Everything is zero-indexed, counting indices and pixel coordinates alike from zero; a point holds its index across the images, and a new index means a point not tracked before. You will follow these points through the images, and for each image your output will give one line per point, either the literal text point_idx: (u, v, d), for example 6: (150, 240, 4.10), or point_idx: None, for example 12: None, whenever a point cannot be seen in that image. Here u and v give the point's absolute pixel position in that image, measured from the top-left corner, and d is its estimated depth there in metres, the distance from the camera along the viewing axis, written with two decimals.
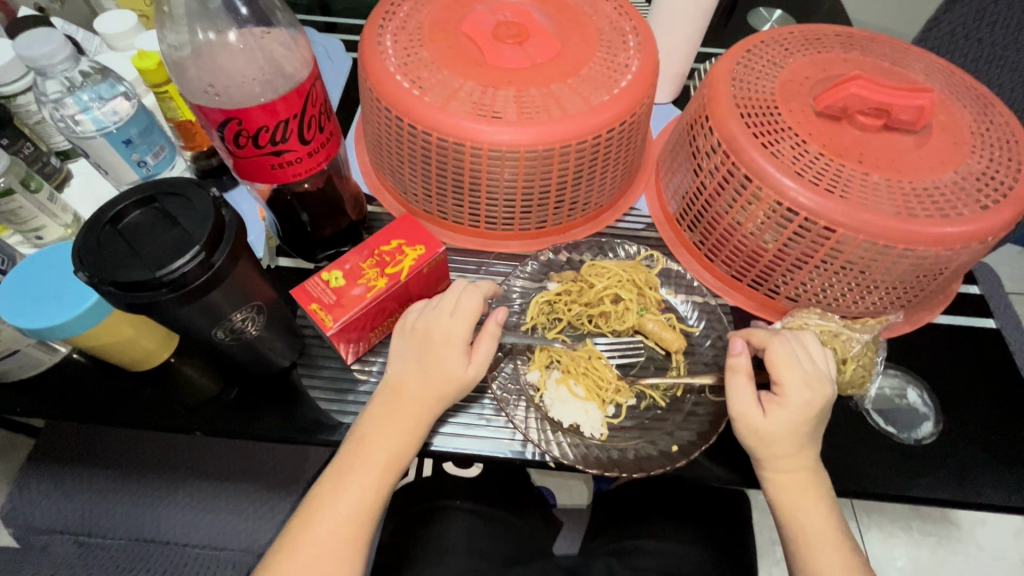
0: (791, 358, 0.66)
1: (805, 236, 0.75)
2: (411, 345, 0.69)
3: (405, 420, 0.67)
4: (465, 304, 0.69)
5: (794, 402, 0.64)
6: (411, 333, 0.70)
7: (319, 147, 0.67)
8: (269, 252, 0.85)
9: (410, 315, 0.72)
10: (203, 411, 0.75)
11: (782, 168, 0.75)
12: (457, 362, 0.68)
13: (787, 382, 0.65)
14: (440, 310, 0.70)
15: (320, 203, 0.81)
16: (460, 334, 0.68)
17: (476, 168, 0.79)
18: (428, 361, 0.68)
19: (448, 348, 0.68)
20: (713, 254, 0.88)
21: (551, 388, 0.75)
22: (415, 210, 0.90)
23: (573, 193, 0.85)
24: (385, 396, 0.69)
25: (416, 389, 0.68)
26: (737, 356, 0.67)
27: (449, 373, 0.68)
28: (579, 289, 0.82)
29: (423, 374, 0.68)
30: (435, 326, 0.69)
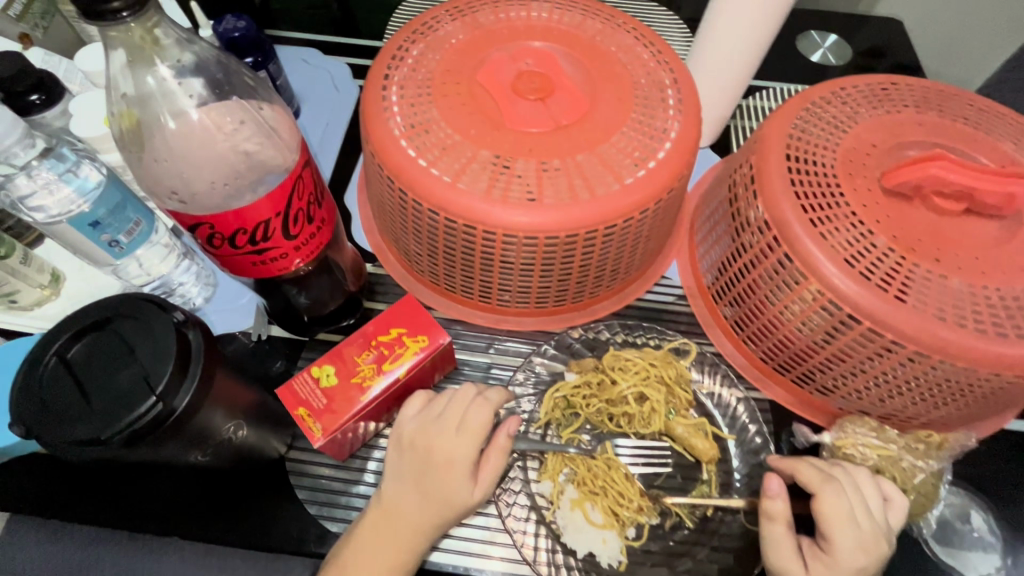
0: (845, 514, 0.59)
1: (866, 345, 0.65)
2: (409, 462, 0.62)
3: (398, 545, 0.60)
4: (471, 420, 0.62)
5: (845, 564, 0.58)
6: (410, 448, 0.63)
7: (309, 236, 0.59)
8: (259, 322, 0.79)
9: (407, 425, 0.64)
10: (186, 514, 0.68)
11: (844, 269, 0.64)
12: (461, 486, 0.61)
13: (838, 541, 0.59)
14: (443, 425, 0.62)
15: (318, 282, 0.72)
16: (466, 456, 0.61)
17: (488, 248, 0.69)
18: (429, 483, 0.61)
19: (451, 472, 0.61)
20: (752, 342, 0.77)
21: (565, 506, 0.68)
22: (419, 277, 0.81)
23: (598, 274, 0.75)
24: (376, 517, 0.62)
25: (414, 512, 0.61)
26: (772, 501, 0.61)
27: (452, 498, 0.61)
28: (601, 383, 0.75)
29: (422, 499, 0.61)
30: (437, 444, 0.61)
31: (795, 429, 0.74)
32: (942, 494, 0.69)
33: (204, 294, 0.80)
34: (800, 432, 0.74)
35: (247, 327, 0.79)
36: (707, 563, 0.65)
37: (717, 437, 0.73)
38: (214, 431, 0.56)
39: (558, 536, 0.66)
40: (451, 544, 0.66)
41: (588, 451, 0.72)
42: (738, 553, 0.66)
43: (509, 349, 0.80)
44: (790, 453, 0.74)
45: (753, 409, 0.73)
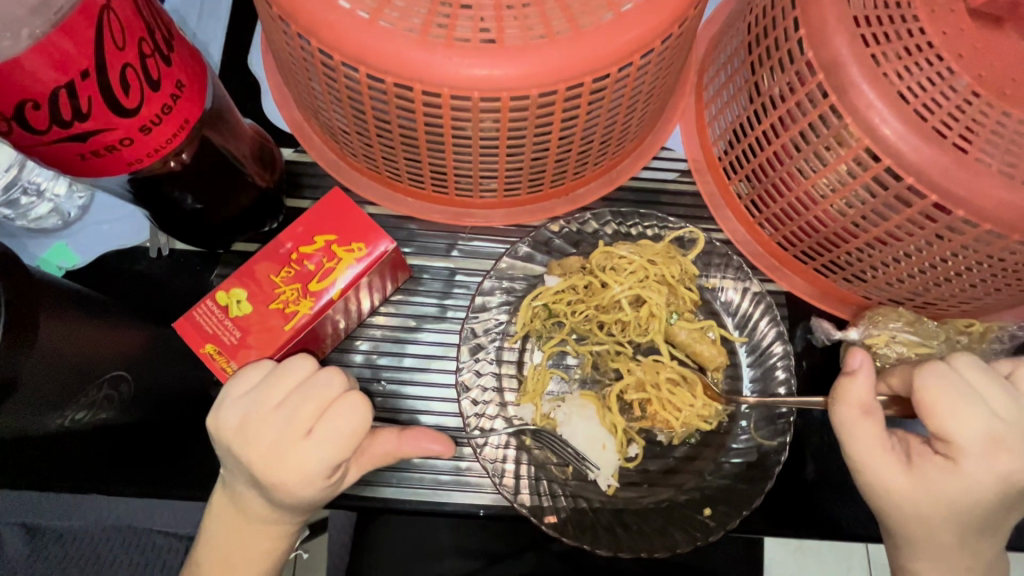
0: (965, 402, 0.46)
1: (922, 225, 0.51)
2: (243, 473, 0.46)
3: (252, 552, 0.49)
4: (325, 433, 0.44)
5: (969, 470, 0.46)
6: (237, 460, 0.45)
7: (162, 111, 0.40)
8: (155, 235, 0.63)
9: (229, 425, 0.46)
10: (97, 471, 0.56)
11: (914, 124, 0.48)
12: (318, 496, 0.46)
13: (960, 437, 0.46)
14: (283, 436, 0.44)
15: (211, 177, 0.54)
16: (317, 478, 0.44)
17: (433, 120, 0.50)
18: (272, 501, 0.46)
19: (306, 490, 0.45)
20: (771, 225, 0.63)
21: (558, 415, 0.60)
22: (353, 162, 0.62)
23: (584, 149, 0.57)
24: (219, 519, 0.49)
25: (264, 519, 0.48)
26: (857, 386, 0.49)
27: (308, 505, 0.47)
28: (589, 287, 0.63)
29: (276, 507, 0.47)
30: (273, 465, 0.44)
31: (814, 326, 0.65)
32: None
33: (79, 202, 0.63)
34: (819, 327, 0.64)
35: (143, 242, 0.63)
36: (712, 479, 0.58)
37: (724, 341, 0.63)
38: (88, 379, 0.44)
39: (541, 464, 0.58)
40: (422, 480, 0.59)
41: (560, 366, 0.63)
42: (748, 471, 0.57)
43: (476, 251, 0.65)
44: (805, 351, 0.65)
45: (768, 300, 0.60)
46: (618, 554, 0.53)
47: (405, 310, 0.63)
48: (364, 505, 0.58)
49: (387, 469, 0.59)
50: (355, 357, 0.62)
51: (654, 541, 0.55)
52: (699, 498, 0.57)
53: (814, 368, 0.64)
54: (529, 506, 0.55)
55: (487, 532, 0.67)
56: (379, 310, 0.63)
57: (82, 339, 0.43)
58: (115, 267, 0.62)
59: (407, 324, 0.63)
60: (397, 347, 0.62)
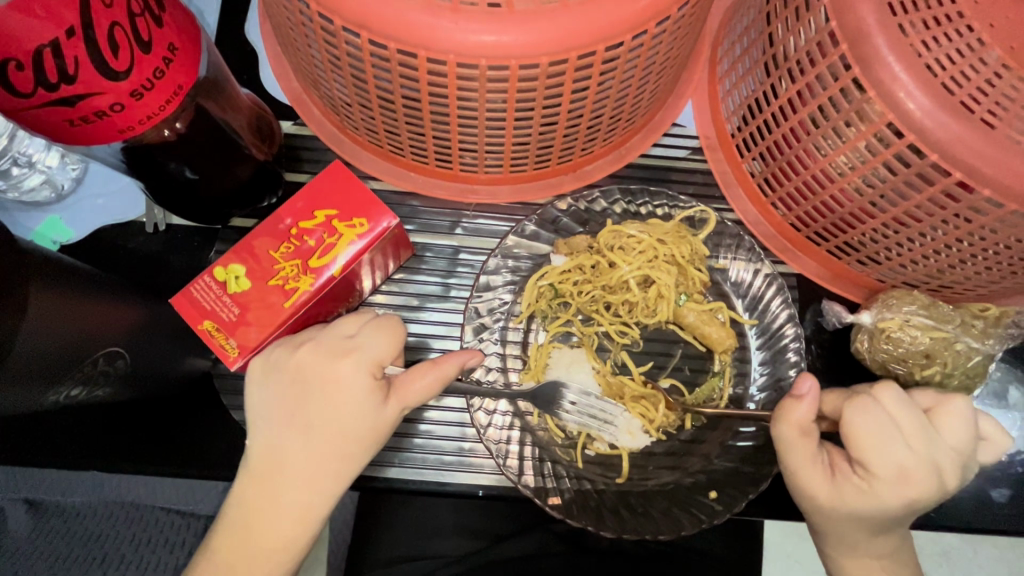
0: (880, 433, 0.45)
1: (943, 205, 0.50)
2: (286, 392, 0.47)
3: (294, 504, 0.46)
4: (373, 329, 0.49)
5: (881, 495, 0.46)
6: (282, 374, 0.47)
7: (154, 76, 0.38)
8: (152, 210, 0.61)
9: (275, 348, 0.49)
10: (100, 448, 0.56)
11: (940, 98, 0.46)
12: (361, 411, 0.46)
13: (875, 466, 0.45)
14: (330, 338, 0.48)
15: (208, 148, 0.52)
16: (364, 371, 0.47)
17: (438, 90, 0.48)
18: (316, 412, 0.46)
19: (352, 386, 0.46)
20: (784, 205, 0.61)
21: (558, 360, 0.60)
22: (355, 136, 0.60)
23: (593, 124, 0.55)
24: (254, 470, 0.46)
25: (306, 456, 0.46)
26: (796, 410, 0.47)
27: (354, 425, 0.46)
28: (596, 267, 0.61)
29: (322, 419, 0.46)
30: (324, 359, 0.47)
31: (825, 309, 0.63)
32: (989, 373, 0.60)
33: (72, 174, 0.61)
34: (831, 311, 0.63)
35: (139, 218, 0.62)
36: (718, 462, 0.57)
37: (733, 323, 0.61)
38: (81, 355, 0.42)
39: (545, 445, 0.58)
40: (425, 459, 0.58)
41: (566, 340, 0.62)
42: (755, 455, 0.56)
43: (481, 229, 0.64)
44: (815, 334, 0.64)
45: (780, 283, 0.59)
46: (621, 535, 0.53)
47: (407, 290, 0.62)
48: (367, 484, 0.57)
49: (391, 449, 0.58)
50: None
51: (658, 523, 0.54)
52: (705, 482, 0.57)
53: (824, 352, 0.63)
54: (532, 487, 0.54)
55: (489, 512, 0.67)
56: (381, 289, 0.61)
57: (73, 314, 0.41)
58: (112, 241, 0.61)
59: (410, 303, 0.62)
60: None
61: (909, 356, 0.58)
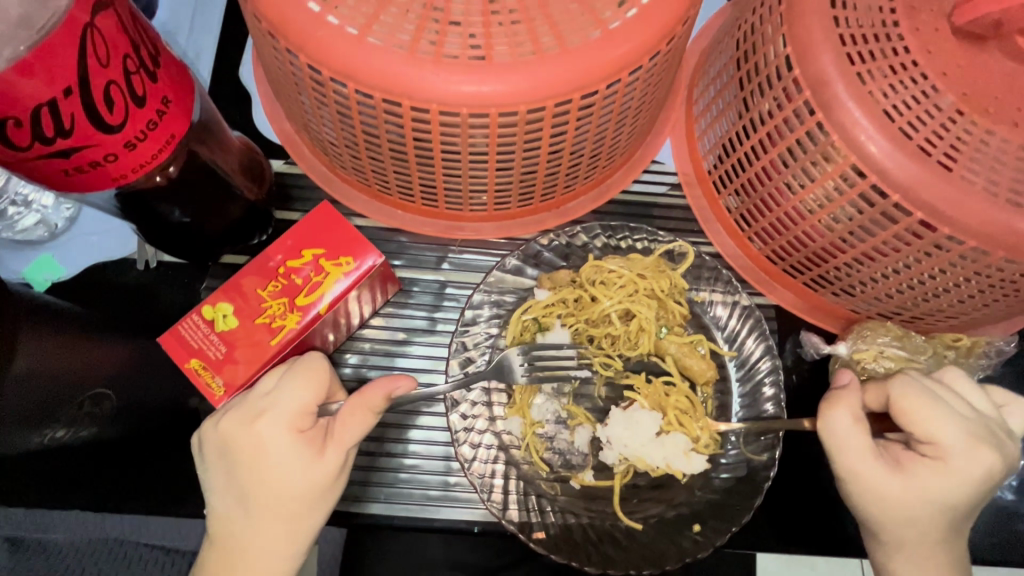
0: (932, 404, 0.48)
1: (908, 241, 0.52)
2: (221, 466, 0.48)
3: (257, 569, 0.47)
4: (290, 380, 0.48)
5: (957, 466, 0.48)
6: (213, 449, 0.48)
7: (147, 128, 0.40)
8: (143, 247, 0.63)
9: (205, 424, 0.49)
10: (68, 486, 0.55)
11: (900, 142, 0.48)
12: (292, 467, 0.47)
13: (943, 437, 0.48)
14: (244, 404, 0.48)
15: (201, 191, 0.54)
16: (285, 429, 0.47)
17: (422, 135, 0.50)
18: (247, 480, 0.47)
19: (275, 447, 0.46)
20: (760, 239, 0.63)
21: (542, 395, 0.61)
22: (344, 175, 0.62)
23: (574, 164, 0.58)
24: (212, 543, 0.48)
25: (253, 524, 0.47)
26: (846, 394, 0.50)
27: (290, 486, 0.47)
28: (579, 301, 0.63)
29: (261, 486, 0.47)
30: (240, 429, 0.47)
31: (803, 339, 0.65)
32: None
33: (67, 213, 0.63)
34: (809, 342, 0.64)
35: (130, 255, 0.63)
36: (702, 494, 0.58)
37: (714, 355, 0.63)
38: None
39: (530, 479, 0.58)
40: (411, 494, 0.59)
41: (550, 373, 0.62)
42: (737, 486, 0.57)
43: (467, 264, 0.65)
44: (795, 364, 0.65)
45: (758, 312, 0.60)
46: (607, 571, 0.53)
47: (394, 323, 0.63)
48: (351, 521, 0.58)
49: (376, 484, 0.59)
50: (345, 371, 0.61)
51: (643, 557, 0.54)
52: (688, 514, 0.57)
53: (803, 382, 0.64)
54: (517, 521, 0.55)
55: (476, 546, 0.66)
56: (368, 323, 0.62)
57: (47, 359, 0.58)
58: (102, 278, 0.62)
59: (397, 337, 0.63)
60: (386, 360, 0.62)
61: None
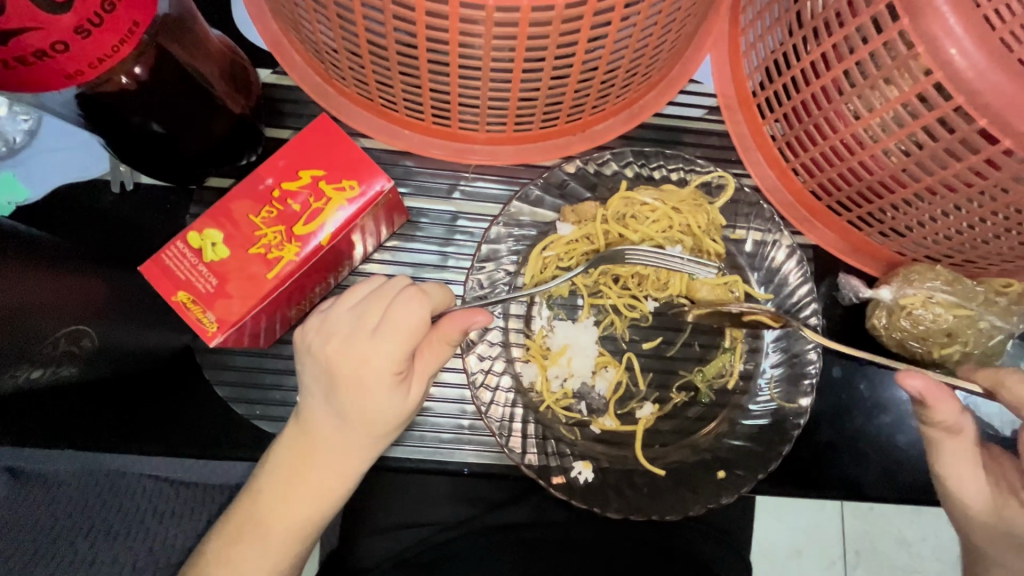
0: None
1: (983, 175, 0.46)
2: (317, 377, 0.44)
3: (328, 481, 0.45)
4: (395, 313, 0.42)
5: None
6: (313, 358, 0.44)
7: (102, 10, 0.33)
8: (116, 166, 0.55)
9: (309, 326, 0.45)
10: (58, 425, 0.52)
11: (996, 56, 0.41)
12: (386, 403, 0.43)
13: None
14: (357, 327, 0.43)
15: (176, 100, 0.46)
16: (387, 372, 0.42)
17: (437, 35, 0.42)
18: (343, 405, 0.43)
19: (374, 384, 0.42)
20: (806, 171, 0.57)
21: (561, 331, 0.57)
22: (341, 87, 0.54)
23: (608, 78, 0.50)
24: (291, 441, 0.46)
25: (337, 441, 0.45)
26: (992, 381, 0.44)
27: (376, 422, 0.44)
28: (605, 237, 0.57)
29: (347, 411, 0.44)
30: (348, 357, 0.42)
31: (841, 282, 0.60)
32: (1006, 351, 0.58)
33: (25, 126, 0.55)
34: (847, 285, 0.60)
35: (103, 176, 0.56)
36: (726, 440, 0.56)
37: (747, 297, 0.59)
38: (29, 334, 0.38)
39: (548, 424, 0.55)
40: (423, 437, 0.56)
41: (569, 308, 0.58)
42: (764, 433, 0.55)
43: (480, 193, 0.59)
44: (829, 308, 0.61)
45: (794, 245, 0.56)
46: (627, 516, 0.52)
47: (402, 258, 0.57)
48: None
49: None
50: None
51: (664, 503, 0.53)
52: (711, 460, 0.55)
53: (837, 327, 0.61)
54: (535, 466, 0.52)
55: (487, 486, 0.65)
56: (373, 257, 0.57)
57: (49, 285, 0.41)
58: (74, 201, 0.55)
59: (405, 272, 0.57)
60: None
61: (930, 334, 0.55)
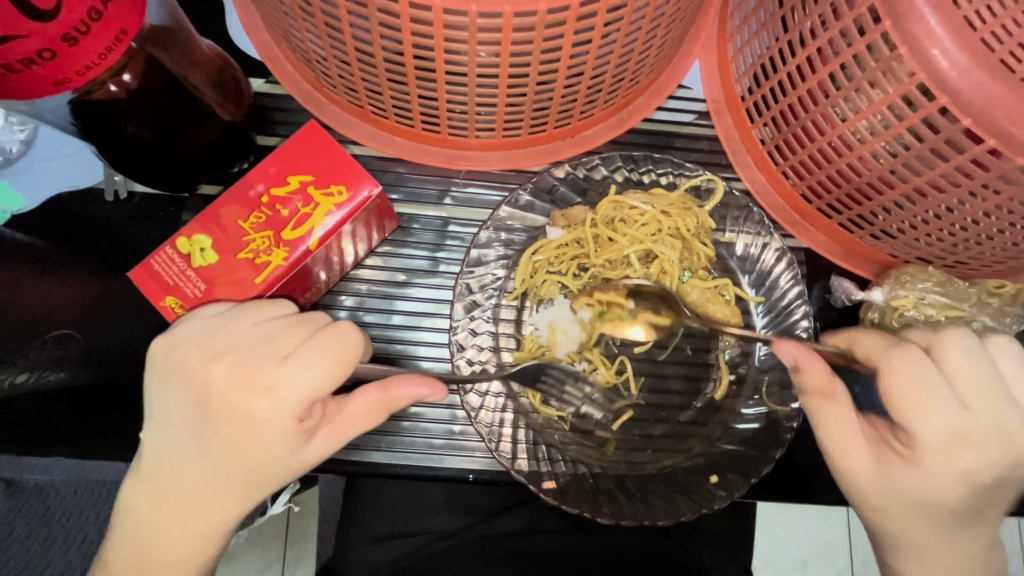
0: (921, 382, 0.43)
1: (970, 176, 0.46)
2: (189, 404, 0.41)
3: (188, 525, 0.42)
4: (306, 355, 0.41)
5: (930, 465, 0.43)
6: (188, 380, 0.41)
7: (88, 18, 0.34)
8: (110, 175, 0.56)
9: (187, 339, 0.42)
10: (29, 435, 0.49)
11: (978, 55, 0.42)
12: (279, 449, 0.41)
13: (919, 426, 0.43)
14: (257, 354, 0.41)
15: (164, 108, 0.47)
16: (286, 413, 0.40)
17: (423, 41, 0.43)
18: (216, 441, 0.41)
19: (262, 421, 0.40)
20: (795, 174, 0.57)
21: (563, 342, 0.57)
22: (331, 95, 0.55)
23: (594, 84, 0.50)
24: (148, 467, 0.42)
25: (202, 482, 0.41)
26: (808, 372, 0.46)
27: (259, 465, 0.41)
28: (596, 241, 0.57)
29: (231, 445, 0.41)
30: (241, 389, 0.40)
31: (833, 285, 0.60)
32: None
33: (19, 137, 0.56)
34: (840, 287, 0.60)
35: (97, 185, 0.56)
36: (720, 445, 0.56)
37: (738, 300, 0.59)
38: None
39: (540, 429, 0.55)
40: (414, 443, 0.56)
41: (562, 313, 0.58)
42: (758, 437, 0.54)
43: (471, 198, 0.59)
44: (822, 312, 0.61)
45: (783, 246, 0.56)
46: (619, 521, 0.51)
47: (394, 264, 0.58)
48: (354, 468, 0.55)
49: (377, 432, 0.56)
50: (340, 313, 0.57)
51: (658, 508, 0.52)
52: (705, 465, 0.55)
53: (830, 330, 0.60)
54: (526, 472, 0.52)
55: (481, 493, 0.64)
56: (365, 263, 0.57)
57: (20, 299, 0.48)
58: (67, 210, 0.56)
59: (396, 278, 0.58)
60: (385, 303, 0.57)
61: None
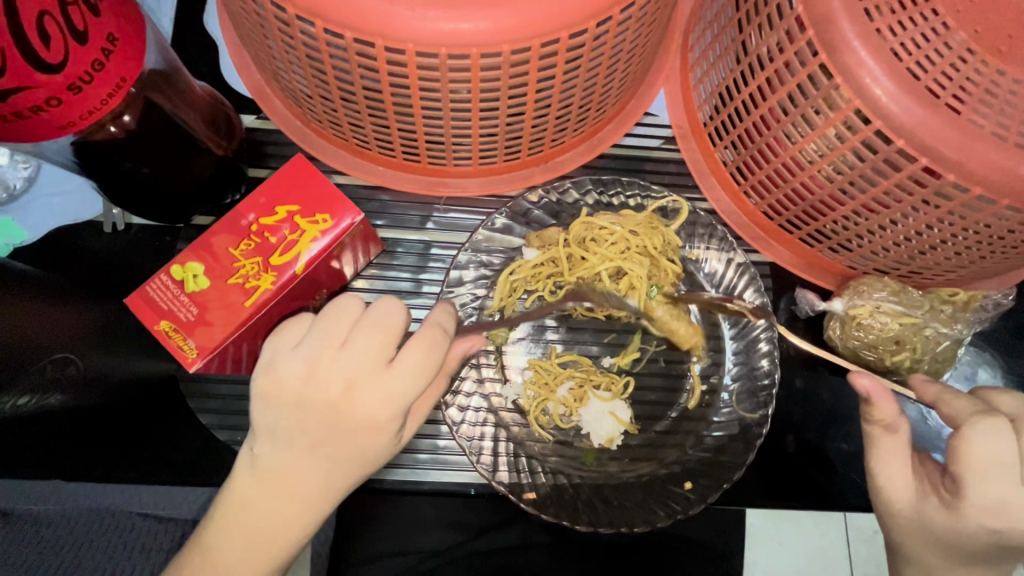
0: (1000, 461, 0.46)
1: (910, 193, 0.50)
2: (307, 420, 0.43)
3: (298, 518, 0.44)
4: (411, 357, 0.44)
5: (965, 515, 0.47)
6: (307, 404, 0.43)
7: (91, 69, 0.38)
8: (109, 209, 0.59)
9: (292, 366, 0.43)
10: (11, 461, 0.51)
11: (906, 82, 0.46)
12: (390, 440, 0.45)
13: (986, 491, 0.46)
14: (365, 368, 0.43)
15: (161, 146, 0.51)
16: (399, 412, 0.44)
17: (398, 80, 0.46)
18: (341, 447, 0.44)
19: (380, 426, 0.44)
20: (756, 193, 0.61)
21: (592, 407, 0.59)
22: (317, 129, 0.59)
23: (562, 115, 0.54)
24: (255, 476, 0.44)
25: (322, 483, 0.44)
26: (879, 404, 0.49)
27: (371, 458, 0.45)
28: (569, 260, 0.61)
29: (350, 445, 0.44)
30: (360, 401, 0.43)
31: (797, 296, 0.63)
32: (958, 356, 0.61)
33: (22, 175, 0.59)
34: (803, 299, 0.63)
35: (97, 218, 0.59)
36: (694, 452, 0.58)
37: (706, 313, 0.62)
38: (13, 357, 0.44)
39: (521, 441, 0.57)
40: (399, 459, 0.58)
41: (538, 328, 0.61)
42: (730, 444, 0.57)
43: (452, 223, 0.63)
44: (789, 323, 0.64)
45: (746, 259, 0.59)
46: (597, 529, 0.53)
47: (379, 285, 0.61)
48: None
49: None
50: None
51: (633, 515, 0.54)
52: (679, 472, 0.57)
53: (798, 341, 0.63)
54: (507, 483, 0.54)
55: (470, 508, 0.65)
56: (351, 286, 0.60)
57: None
58: (68, 242, 0.59)
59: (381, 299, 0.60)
60: None
61: (880, 343, 0.58)
